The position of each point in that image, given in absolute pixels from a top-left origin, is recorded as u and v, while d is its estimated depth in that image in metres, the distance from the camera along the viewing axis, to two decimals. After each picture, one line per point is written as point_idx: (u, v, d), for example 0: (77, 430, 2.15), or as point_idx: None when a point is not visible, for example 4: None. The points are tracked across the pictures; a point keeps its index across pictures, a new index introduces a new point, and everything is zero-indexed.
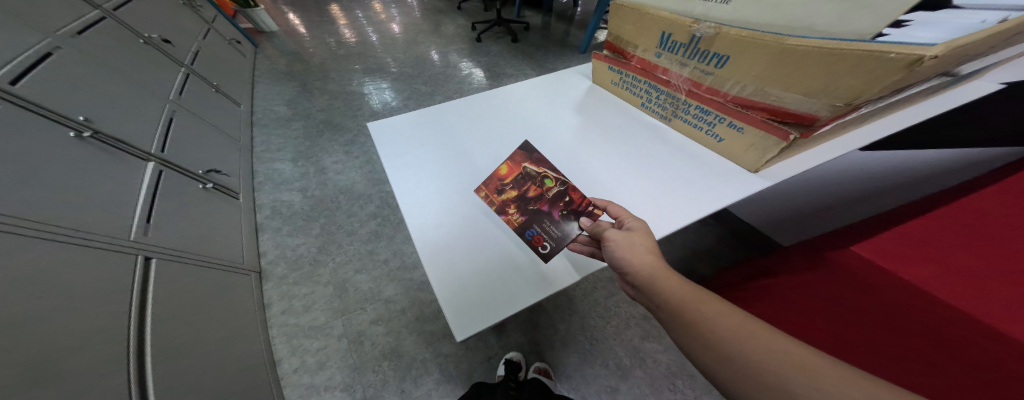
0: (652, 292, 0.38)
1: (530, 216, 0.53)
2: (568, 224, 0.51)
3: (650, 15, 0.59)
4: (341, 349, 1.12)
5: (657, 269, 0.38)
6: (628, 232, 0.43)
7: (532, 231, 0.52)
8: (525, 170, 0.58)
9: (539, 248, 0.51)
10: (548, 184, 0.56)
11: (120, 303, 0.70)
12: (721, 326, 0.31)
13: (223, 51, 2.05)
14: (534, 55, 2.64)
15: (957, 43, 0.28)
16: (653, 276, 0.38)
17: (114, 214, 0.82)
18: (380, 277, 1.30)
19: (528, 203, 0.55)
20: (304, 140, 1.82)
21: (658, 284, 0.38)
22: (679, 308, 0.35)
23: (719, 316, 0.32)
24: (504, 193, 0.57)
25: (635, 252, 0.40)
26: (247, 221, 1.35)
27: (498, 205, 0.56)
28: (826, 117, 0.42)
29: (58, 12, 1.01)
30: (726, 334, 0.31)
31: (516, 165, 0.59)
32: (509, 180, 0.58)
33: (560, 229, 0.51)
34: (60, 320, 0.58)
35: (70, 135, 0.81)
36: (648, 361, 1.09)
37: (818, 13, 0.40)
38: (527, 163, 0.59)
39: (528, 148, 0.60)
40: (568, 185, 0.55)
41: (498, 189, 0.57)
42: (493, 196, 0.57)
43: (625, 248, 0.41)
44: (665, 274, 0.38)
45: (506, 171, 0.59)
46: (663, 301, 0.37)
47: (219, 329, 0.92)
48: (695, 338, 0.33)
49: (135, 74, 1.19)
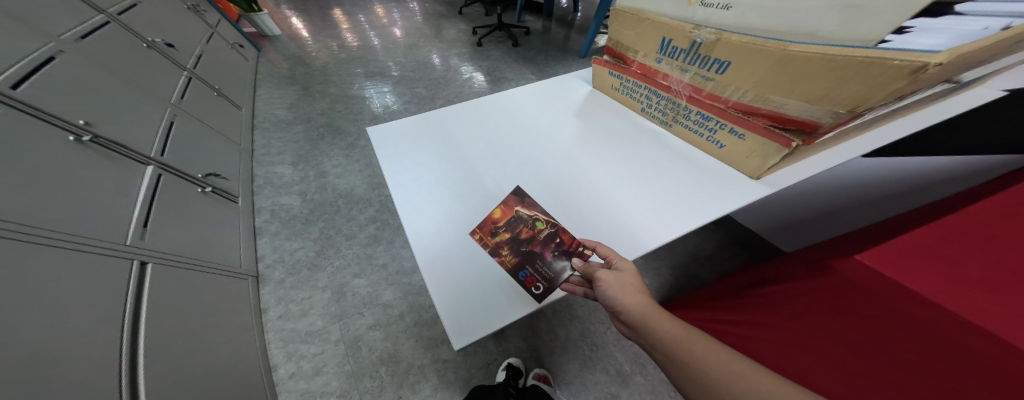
0: (647, 331, 0.38)
1: (523, 257, 0.50)
2: (561, 265, 0.49)
3: (650, 20, 0.59)
4: (339, 354, 1.10)
5: (649, 310, 0.38)
6: (618, 272, 0.42)
7: (525, 272, 0.49)
8: (518, 214, 0.55)
9: (533, 289, 0.47)
10: (541, 226, 0.54)
11: (115, 308, 0.70)
12: (715, 368, 0.32)
13: (226, 55, 2.06)
14: (535, 59, 2.65)
15: (960, 51, 0.28)
16: (646, 316, 0.38)
17: (112, 217, 0.81)
18: (379, 282, 1.29)
19: (522, 245, 0.51)
20: (304, 143, 1.83)
21: (650, 325, 0.37)
22: (674, 349, 0.35)
23: (711, 358, 0.33)
24: (495, 235, 0.52)
25: (628, 294, 0.40)
26: (246, 225, 1.35)
27: (491, 247, 0.51)
28: (829, 124, 0.41)
29: (62, 17, 1.02)
30: (719, 373, 0.31)
31: (508, 208, 0.56)
32: (502, 223, 0.54)
33: (553, 270, 0.49)
34: (52, 326, 0.58)
35: (70, 139, 0.81)
36: (649, 368, 1.08)
37: (820, 19, 0.40)
38: (519, 206, 0.56)
39: (520, 191, 0.58)
40: (561, 227, 0.53)
41: (490, 231, 0.53)
42: (485, 238, 0.52)
43: (618, 289, 0.40)
44: (656, 314, 0.38)
45: (499, 213, 0.55)
46: (657, 343, 0.37)
47: (215, 334, 0.91)
48: (691, 381, 0.33)
49: (138, 78, 1.19)
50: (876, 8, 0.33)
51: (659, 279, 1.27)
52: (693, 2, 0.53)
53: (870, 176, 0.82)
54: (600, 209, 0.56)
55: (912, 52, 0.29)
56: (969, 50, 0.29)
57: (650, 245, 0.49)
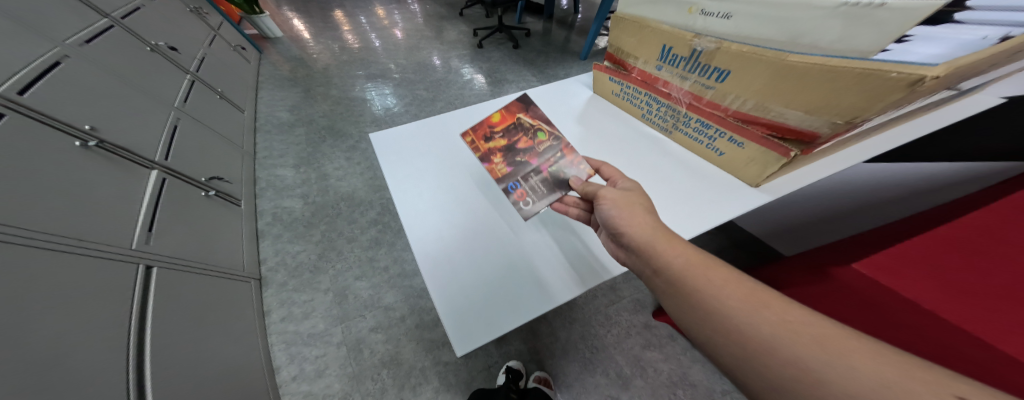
0: (651, 255, 0.37)
1: (515, 166, 0.58)
2: (550, 177, 0.54)
3: (651, 28, 0.59)
4: (341, 357, 1.11)
5: (658, 234, 0.38)
6: (624, 191, 0.45)
7: (515, 184, 0.56)
8: (519, 121, 0.62)
9: (521, 203, 0.53)
10: (541, 137, 0.59)
11: (121, 311, 0.70)
12: (726, 293, 0.31)
13: (228, 57, 2.07)
14: (535, 61, 2.66)
15: (957, 64, 0.28)
16: (653, 240, 0.38)
17: (118, 222, 0.82)
18: (380, 284, 1.30)
19: (516, 154, 0.59)
20: (306, 146, 1.83)
21: (658, 248, 0.37)
22: (679, 273, 0.35)
23: (724, 282, 0.32)
24: (492, 141, 0.63)
25: (633, 213, 0.41)
26: (248, 228, 1.36)
27: (485, 152, 0.62)
28: (827, 135, 0.42)
29: (67, 22, 1.03)
30: (730, 301, 0.31)
31: (511, 115, 0.63)
32: (501, 128, 0.63)
33: (542, 182, 0.54)
34: (60, 331, 0.58)
35: (76, 144, 0.82)
36: (649, 371, 1.08)
37: (820, 30, 0.40)
38: (522, 114, 0.62)
39: (526, 100, 0.63)
40: (560, 141, 0.58)
41: (488, 137, 0.64)
42: (481, 143, 0.64)
43: (622, 207, 0.42)
44: (666, 238, 0.38)
45: (502, 121, 0.63)
46: (663, 267, 0.36)
47: (219, 336, 0.91)
48: (696, 304, 0.33)
49: (141, 82, 1.20)
50: (877, 19, 0.34)
51: None
52: (694, 11, 0.53)
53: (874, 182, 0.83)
54: None
55: (909, 65, 0.30)
56: (966, 64, 0.29)
57: None
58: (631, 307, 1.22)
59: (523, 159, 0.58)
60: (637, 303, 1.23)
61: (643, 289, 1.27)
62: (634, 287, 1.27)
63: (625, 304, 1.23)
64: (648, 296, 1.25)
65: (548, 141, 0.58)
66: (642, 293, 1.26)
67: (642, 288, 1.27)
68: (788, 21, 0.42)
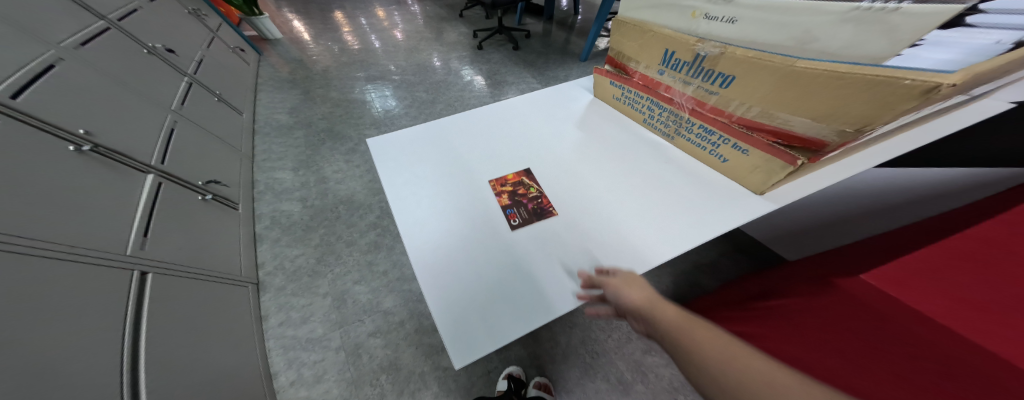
0: (647, 320, 0.37)
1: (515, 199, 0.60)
2: (532, 212, 0.57)
3: (653, 32, 0.58)
4: (339, 362, 1.09)
5: (655, 300, 0.39)
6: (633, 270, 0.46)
7: (511, 209, 0.58)
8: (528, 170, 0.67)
9: (511, 219, 0.56)
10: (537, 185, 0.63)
11: (115, 319, 0.69)
12: (710, 350, 0.29)
13: (227, 59, 2.07)
14: (535, 62, 2.65)
15: (974, 71, 0.28)
16: (649, 308, 0.38)
17: (113, 227, 0.81)
18: (379, 289, 1.28)
19: (515, 195, 0.61)
20: (305, 148, 1.83)
21: (653, 314, 0.37)
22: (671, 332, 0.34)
23: (710, 339, 0.30)
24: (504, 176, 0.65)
25: (636, 285, 0.41)
26: (246, 231, 1.34)
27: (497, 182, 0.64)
28: (836, 143, 0.41)
29: (62, 24, 1.02)
30: (714, 359, 0.28)
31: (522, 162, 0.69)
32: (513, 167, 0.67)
33: (529, 214, 0.57)
34: (52, 339, 0.57)
35: (69, 148, 0.80)
36: (650, 376, 1.07)
37: (827, 36, 0.39)
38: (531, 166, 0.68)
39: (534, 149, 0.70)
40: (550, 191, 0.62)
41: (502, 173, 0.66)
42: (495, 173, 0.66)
43: (627, 281, 0.43)
44: (663, 305, 0.38)
45: (511, 173, 0.66)
46: (657, 330, 0.36)
47: (215, 342, 0.90)
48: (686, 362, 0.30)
49: (138, 84, 1.19)
50: (889, 25, 0.33)
51: (660, 286, 1.27)
52: (698, 15, 0.52)
53: (879, 188, 0.82)
54: (601, 222, 0.55)
55: (924, 72, 0.29)
56: (981, 72, 0.29)
57: (650, 263, 0.49)
58: None
59: (519, 200, 0.60)
60: None
61: None
62: None
63: None
64: None
65: (544, 194, 0.61)
66: None
67: None
68: (795, 26, 0.41)
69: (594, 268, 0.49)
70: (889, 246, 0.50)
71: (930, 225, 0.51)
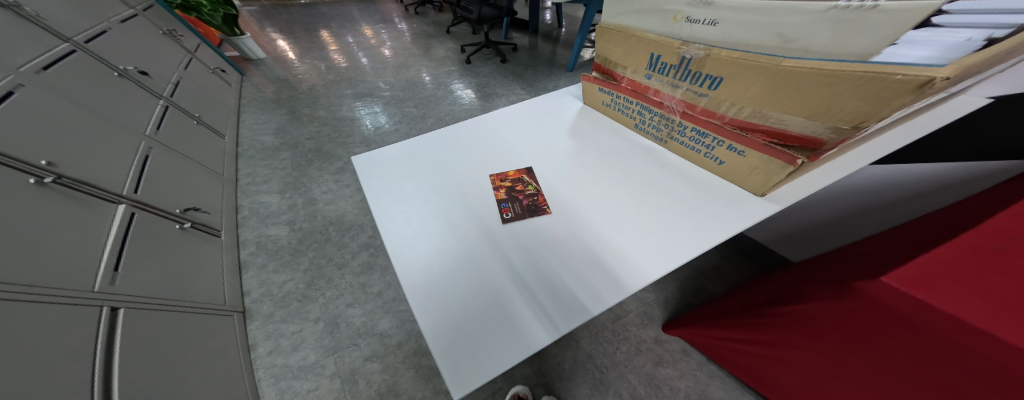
0: None
1: (508, 197, 0.61)
2: (525, 210, 0.58)
3: (636, 37, 0.58)
4: (334, 390, 1.03)
5: None
6: None
7: (505, 203, 0.60)
8: (526, 172, 0.67)
9: (505, 214, 0.58)
10: (531, 187, 0.63)
11: (82, 362, 0.62)
12: None
13: (206, 81, 2.03)
14: (524, 74, 2.68)
15: (966, 63, 0.27)
16: None
17: (80, 262, 0.75)
18: (375, 310, 1.23)
19: (513, 191, 0.62)
20: (292, 170, 1.79)
21: None
22: None
23: None
24: (503, 177, 0.66)
25: None
26: (230, 259, 1.28)
27: (495, 184, 0.65)
28: (833, 141, 0.40)
29: (22, 48, 0.98)
30: None
31: (520, 169, 0.68)
32: (512, 174, 0.66)
33: (522, 209, 0.59)
34: (18, 377, 0.52)
35: (29, 181, 0.75)
36: (664, 389, 1.03)
37: (814, 33, 0.38)
38: (529, 167, 0.68)
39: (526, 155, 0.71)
40: (543, 191, 0.62)
41: (501, 176, 0.66)
42: (496, 178, 0.66)
43: None
44: None
45: (512, 169, 0.68)
46: None
47: (200, 376, 0.84)
48: None
49: (110, 111, 1.15)
50: (868, 23, 0.33)
51: (664, 293, 1.25)
52: (679, 18, 0.53)
53: (882, 184, 0.85)
54: (599, 230, 0.54)
55: (915, 67, 0.29)
56: (973, 67, 0.28)
57: (658, 272, 0.47)
58: (639, 321, 1.18)
59: (517, 195, 0.61)
60: (645, 316, 1.19)
61: (649, 301, 1.23)
62: (639, 299, 1.24)
63: (632, 318, 1.19)
64: (656, 308, 1.21)
65: (540, 192, 0.62)
66: (649, 305, 1.22)
67: (648, 300, 1.23)
68: (777, 26, 0.41)
69: (599, 278, 0.47)
70: (889, 241, 0.49)
71: (933, 218, 0.51)
